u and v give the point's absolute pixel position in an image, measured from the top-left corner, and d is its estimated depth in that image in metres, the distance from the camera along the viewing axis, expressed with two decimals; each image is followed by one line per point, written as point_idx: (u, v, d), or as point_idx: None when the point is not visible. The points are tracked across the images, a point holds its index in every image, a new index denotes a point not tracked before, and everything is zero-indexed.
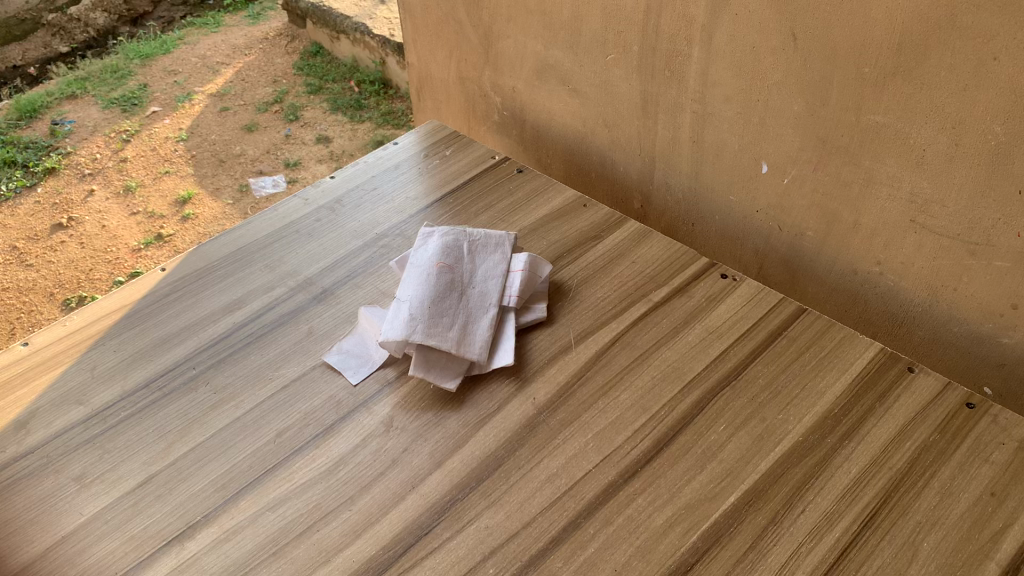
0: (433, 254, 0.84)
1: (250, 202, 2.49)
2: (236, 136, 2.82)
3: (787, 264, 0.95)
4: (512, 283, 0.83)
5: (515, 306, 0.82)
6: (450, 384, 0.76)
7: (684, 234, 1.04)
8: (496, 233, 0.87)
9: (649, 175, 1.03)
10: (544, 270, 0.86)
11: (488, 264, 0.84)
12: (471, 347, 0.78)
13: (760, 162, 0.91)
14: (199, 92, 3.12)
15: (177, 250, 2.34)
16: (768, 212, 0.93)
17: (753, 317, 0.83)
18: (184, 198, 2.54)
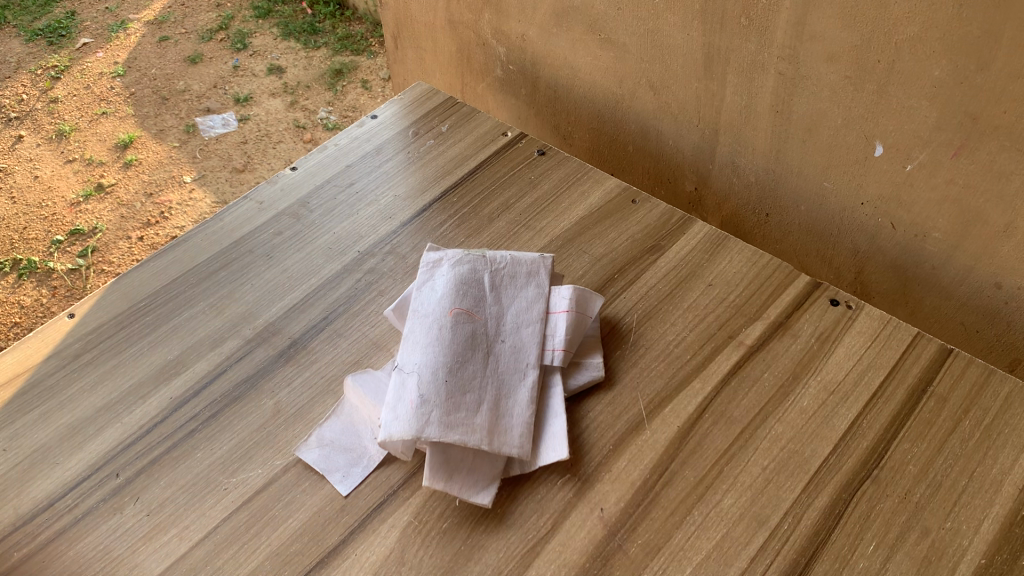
0: (444, 296, 0.61)
1: (197, 143, 2.11)
2: (180, 69, 2.41)
3: (898, 271, 0.73)
4: (554, 332, 0.60)
5: (561, 366, 0.59)
6: (483, 496, 0.53)
7: (753, 227, 0.81)
8: (525, 258, 0.64)
9: (709, 151, 0.79)
10: (595, 306, 0.63)
11: (519, 306, 0.62)
12: (508, 437, 0.55)
13: (873, 142, 0.67)
14: (134, 19, 2.75)
15: (121, 204, 1.96)
16: (878, 205, 0.71)
17: (883, 365, 0.61)
18: (124, 141, 2.13)
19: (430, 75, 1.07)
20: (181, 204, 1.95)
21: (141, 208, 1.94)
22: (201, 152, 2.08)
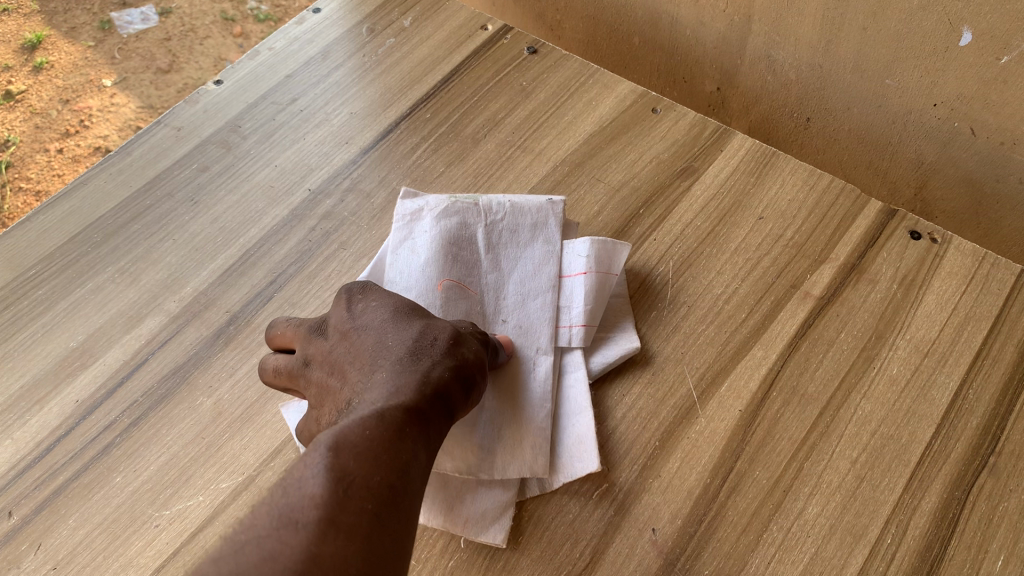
0: (427, 265, 0.48)
1: (118, 42, 1.43)
2: None
3: (970, 187, 0.60)
4: (570, 302, 0.48)
5: (580, 345, 0.47)
6: (494, 533, 0.42)
7: (790, 134, 0.68)
8: (530, 206, 0.51)
9: (737, 42, 0.65)
10: (623, 260, 0.49)
11: (524, 269, 0.49)
12: (517, 454, 0.44)
13: (958, 27, 0.53)
14: None
15: (36, 113, 1.33)
16: (956, 106, 0.57)
17: (985, 316, 0.49)
18: (32, 43, 1.42)
19: None
20: (103, 110, 1.34)
21: (58, 116, 1.33)
22: (122, 54, 1.42)
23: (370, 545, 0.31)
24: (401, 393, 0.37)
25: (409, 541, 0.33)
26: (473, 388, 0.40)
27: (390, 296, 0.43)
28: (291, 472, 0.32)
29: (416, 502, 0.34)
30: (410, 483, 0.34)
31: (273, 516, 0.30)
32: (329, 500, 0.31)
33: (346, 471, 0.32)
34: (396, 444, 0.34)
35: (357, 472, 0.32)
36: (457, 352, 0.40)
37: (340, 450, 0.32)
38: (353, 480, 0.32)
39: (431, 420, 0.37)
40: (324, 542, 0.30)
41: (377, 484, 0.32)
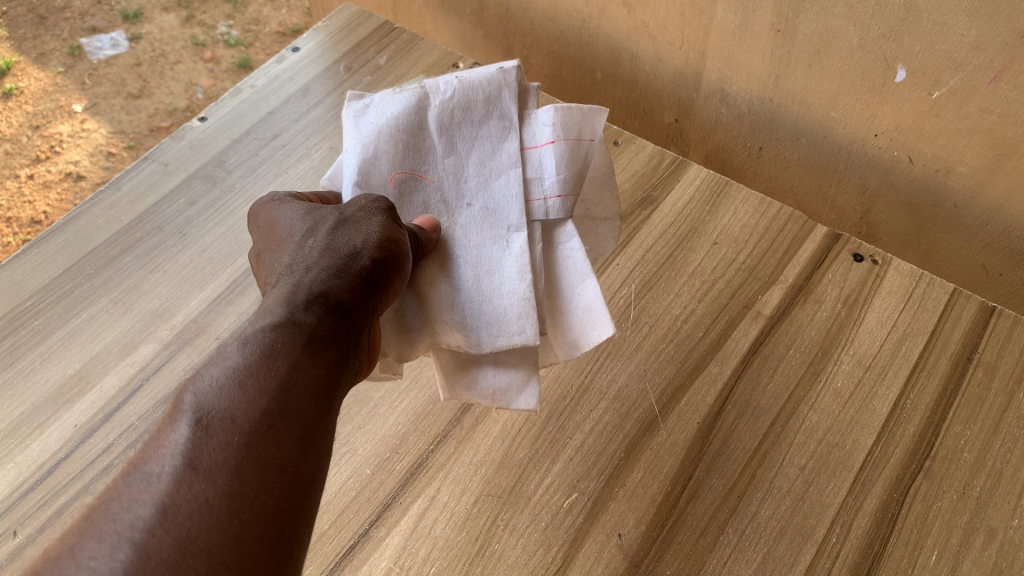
0: (374, 156, 0.46)
1: (87, 67, 1.20)
2: None
3: (911, 212, 0.65)
4: (543, 174, 0.45)
5: (557, 217, 0.45)
6: (526, 399, 0.44)
7: (743, 163, 0.72)
8: (481, 78, 0.46)
9: (693, 77, 0.69)
10: (598, 125, 0.46)
11: (483, 149, 0.46)
12: (505, 331, 0.43)
13: (894, 66, 0.58)
14: None
15: None
16: (894, 137, 0.62)
17: (921, 332, 0.53)
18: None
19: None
20: (74, 135, 1.13)
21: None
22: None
23: (241, 476, 0.30)
24: (283, 310, 0.37)
25: (303, 460, 0.32)
26: (375, 281, 0.40)
27: (286, 212, 0.44)
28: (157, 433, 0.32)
29: (315, 412, 0.34)
30: (296, 396, 0.34)
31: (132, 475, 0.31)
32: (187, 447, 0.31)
33: (204, 413, 0.32)
34: (270, 364, 0.34)
35: (215, 414, 0.32)
36: (345, 251, 0.40)
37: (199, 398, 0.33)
38: (212, 423, 0.32)
39: (323, 319, 0.37)
40: (179, 490, 0.30)
41: (242, 418, 0.32)
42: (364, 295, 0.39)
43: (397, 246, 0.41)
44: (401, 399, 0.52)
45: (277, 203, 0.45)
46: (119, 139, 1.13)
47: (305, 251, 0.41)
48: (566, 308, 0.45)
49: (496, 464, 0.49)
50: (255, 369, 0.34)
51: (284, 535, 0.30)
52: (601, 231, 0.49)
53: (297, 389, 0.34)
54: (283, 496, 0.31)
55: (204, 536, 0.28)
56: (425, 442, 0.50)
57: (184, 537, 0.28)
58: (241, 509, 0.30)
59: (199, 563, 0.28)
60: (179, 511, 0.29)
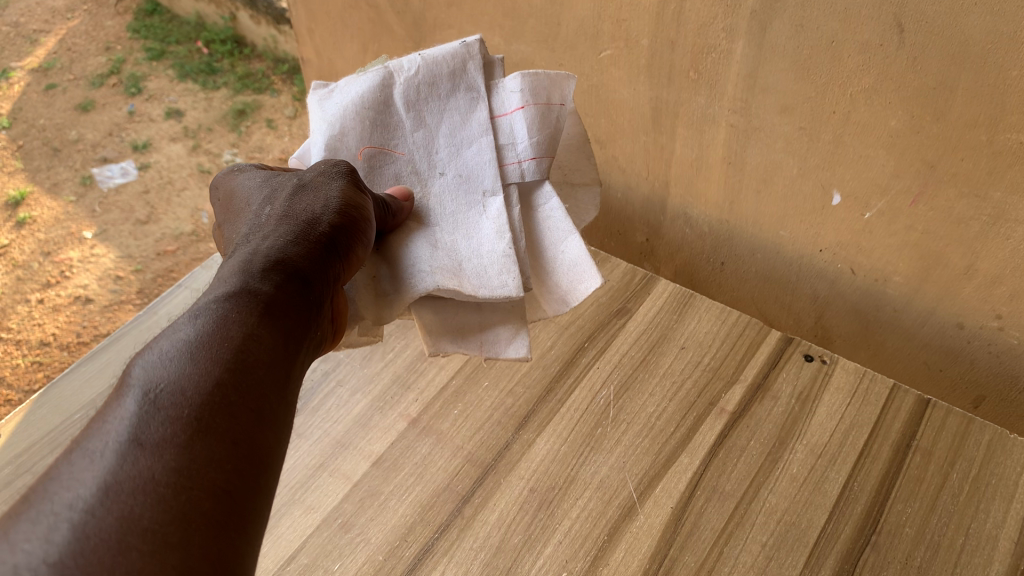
0: (341, 134, 0.56)
1: (98, 197, 1.70)
2: (71, 118, 1.94)
3: (858, 315, 0.74)
4: (515, 139, 0.56)
5: (529, 176, 0.56)
6: (518, 348, 0.56)
7: (708, 275, 0.82)
8: (447, 54, 0.57)
9: (659, 202, 0.81)
10: (566, 91, 0.57)
11: (452, 120, 0.57)
12: (491, 281, 0.52)
13: (830, 191, 0.68)
14: (17, 66, 2.17)
15: (20, 265, 1.57)
16: (836, 252, 0.71)
17: (866, 423, 0.60)
18: (17, 199, 1.71)
19: None
20: (84, 262, 1.56)
21: (39, 268, 1.55)
22: (101, 206, 1.68)
23: (189, 454, 0.34)
24: (247, 279, 0.43)
25: (252, 436, 0.36)
26: (333, 245, 0.47)
27: (255, 191, 0.52)
28: (107, 408, 0.36)
29: (265, 383, 0.39)
30: (248, 368, 0.39)
31: (78, 457, 0.34)
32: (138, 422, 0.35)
33: (155, 388, 0.36)
34: (227, 337, 0.39)
35: (163, 387, 0.36)
36: (306, 221, 0.48)
37: (152, 374, 0.37)
38: (159, 396, 0.36)
39: (283, 281, 0.44)
40: (126, 465, 0.33)
41: (190, 391, 0.36)
42: (325, 254, 0.47)
43: (354, 213, 0.49)
44: (408, 492, 0.58)
45: (244, 187, 0.53)
46: (126, 263, 1.55)
47: (270, 224, 0.48)
48: (550, 254, 0.56)
49: (494, 549, 0.55)
50: (204, 344, 0.39)
51: (228, 511, 0.34)
52: (585, 200, 0.62)
53: (248, 356, 0.39)
54: (232, 470, 0.35)
55: (147, 516, 0.31)
56: (430, 530, 0.56)
57: (127, 516, 0.31)
58: (189, 485, 0.33)
59: (141, 542, 0.31)
60: (121, 488, 0.32)
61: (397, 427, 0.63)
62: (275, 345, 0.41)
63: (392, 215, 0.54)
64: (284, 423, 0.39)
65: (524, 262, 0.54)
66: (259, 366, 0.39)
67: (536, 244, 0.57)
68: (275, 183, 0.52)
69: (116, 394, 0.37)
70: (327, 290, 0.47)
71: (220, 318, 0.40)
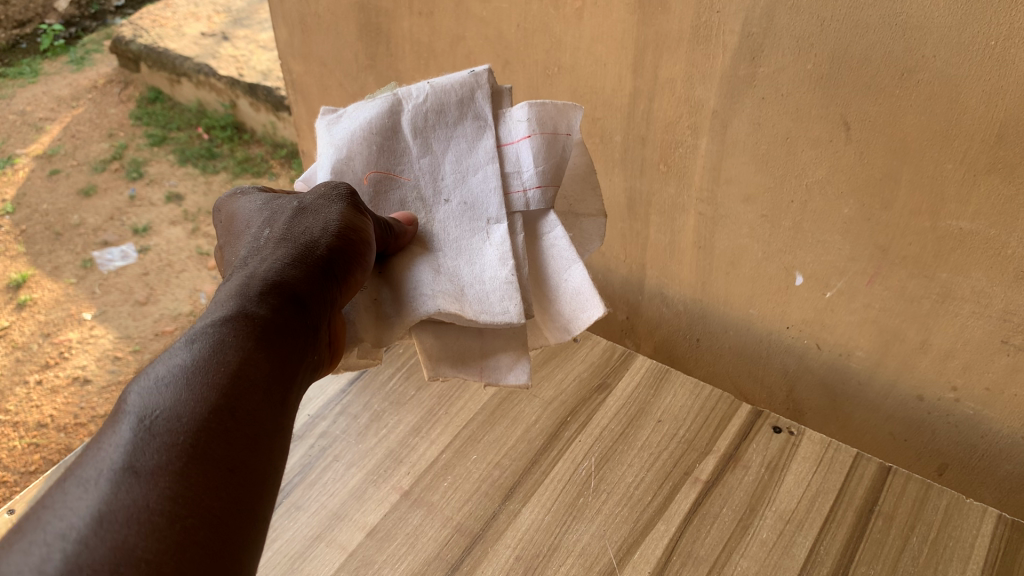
0: (348, 158, 0.57)
1: (98, 279, 1.76)
2: (73, 203, 2.01)
3: (825, 388, 0.78)
4: (520, 167, 0.56)
5: (533, 204, 0.55)
6: (519, 375, 0.56)
7: (685, 351, 0.87)
8: (455, 84, 0.57)
9: (637, 283, 0.86)
10: (573, 121, 0.56)
11: (458, 149, 0.57)
12: (492, 307, 0.53)
13: (793, 272, 0.73)
14: (22, 152, 2.25)
15: (18, 347, 1.61)
16: (802, 329, 0.76)
17: (831, 490, 0.64)
18: (18, 281, 1.76)
19: None
20: (83, 342, 1.60)
21: (38, 349, 1.59)
22: (101, 288, 1.74)
23: (181, 482, 0.35)
24: (243, 305, 0.44)
25: (246, 461, 0.38)
26: (330, 270, 0.48)
27: (255, 211, 0.53)
28: (103, 434, 0.38)
29: (258, 409, 0.40)
30: (241, 395, 0.40)
31: (74, 483, 0.35)
32: (132, 450, 0.36)
33: (150, 415, 0.38)
34: (222, 364, 0.41)
35: (159, 412, 0.38)
36: (304, 246, 0.49)
37: (148, 401, 0.38)
38: (154, 424, 0.37)
39: (278, 306, 0.45)
40: (119, 494, 0.34)
41: (184, 418, 0.38)
42: (322, 280, 0.48)
43: (351, 238, 0.50)
44: (400, 561, 0.61)
45: (246, 210, 0.53)
46: (124, 344, 1.59)
47: (268, 245, 0.49)
48: (555, 281, 0.56)
49: None
50: (200, 369, 0.40)
51: (220, 541, 0.35)
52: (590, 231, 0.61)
53: (242, 384, 0.40)
54: (224, 498, 0.36)
55: (141, 545, 0.33)
56: None
57: (121, 547, 0.33)
58: (183, 513, 0.35)
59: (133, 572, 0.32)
60: (114, 517, 0.34)
61: (390, 498, 0.66)
62: (271, 369, 0.42)
63: (396, 239, 0.55)
64: (280, 446, 0.41)
65: (526, 288, 0.55)
66: (255, 390, 0.41)
67: (542, 271, 0.57)
68: (275, 204, 0.53)
69: (112, 419, 0.38)
70: (326, 310, 0.48)
71: (218, 342, 0.42)
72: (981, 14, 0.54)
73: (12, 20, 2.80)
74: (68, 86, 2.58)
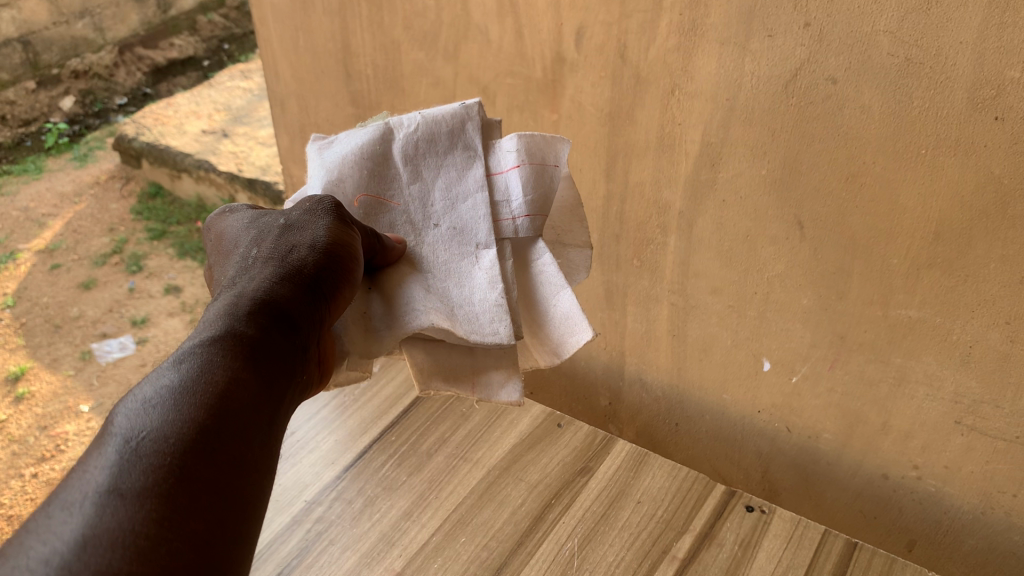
0: (339, 180, 0.58)
1: (96, 371, 1.80)
2: (72, 296, 2.07)
3: (797, 468, 0.82)
4: (510, 196, 0.57)
5: (522, 230, 0.57)
6: (511, 392, 0.58)
7: (665, 435, 0.92)
8: (446, 115, 0.59)
9: (618, 370, 0.91)
10: (560, 156, 0.59)
11: (448, 176, 0.59)
12: (482, 327, 0.54)
13: (761, 359, 0.78)
14: (25, 246, 2.31)
15: (15, 439, 1.63)
16: (772, 412, 0.81)
17: (800, 565, 0.68)
18: (17, 374, 1.80)
19: None
20: (80, 434, 1.63)
21: (35, 441, 1.62)
22: (99, 379, 1.78)
23: (166, 504, 0.35)
24: (230, 321, 0.44)
25: (235, 483, 0.38)
26: (317, 286, 0.49)
27: (243, 236, 0.54)
28: (86, 455, 0.37)
29: (246, 426, 0.40)
30: (228, 411, 0.40)
31: (57, 506, 0.35)
32: (115, 472, 0.36)
33: (135, 434, 0.37)
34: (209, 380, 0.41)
35: (146, 432, 0.37)
36: (292, 266, 0.49)
37: (132, 421, 0.38)
38: (141, 443, 0.37)
39: (267, 323, 0.45)
40: (103, 515, 0.34)
41: (169, 436, 0.37)
42: (310, 297, 0.48)
43: (338, 258, 0.51)
44: None
45: (235, 228, 0.55)
46: None
47: (256, 265, 0.50)
48: (544, 306, 0.58)
49: None
50: (189, 389, 0.40)
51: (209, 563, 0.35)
52: (576, 262, 0.64)
53: (229, 400, 0.40)
54: (211, 520, 0.36)
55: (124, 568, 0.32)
56: None
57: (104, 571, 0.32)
58: (170, 537, 0.34)
59: None
60: (98, 542, 0.33)
61: None
62: (261, 389, 0.42)
63: (382, 254, 0.57)
64: (271, 469, 0.41)
65: (517, 311, 0.56)
66: (245, 409, 0.41)
67: (534, 295, 0.59)
68: (264, 225, 0.54)
69: (97, 440, 0.38)
70: (314, 330, 0.48)
71: (207, 361, 0.42)
72: (910, 126, 0.61)
73: (18, 119, 2.92)
74: (71, 182, 2.67)
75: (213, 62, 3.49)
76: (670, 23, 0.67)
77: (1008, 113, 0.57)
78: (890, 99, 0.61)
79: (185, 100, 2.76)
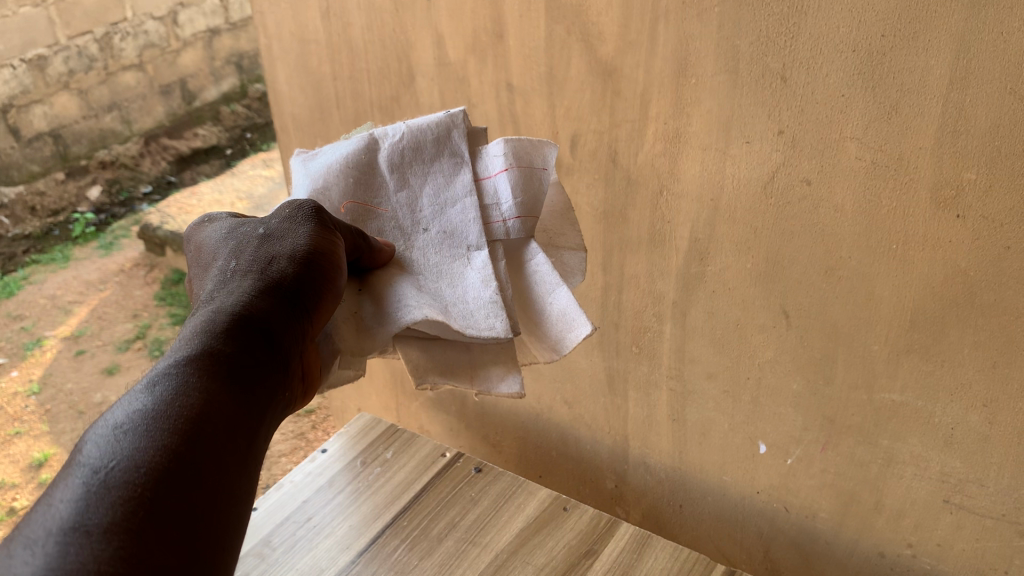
0: (325, 187, 0.59)
1: None
2: (96, 382, 2.13)
3: (798, 547, 0.85)
4: (500, 199, 0.58)
5: (511, 232, 0.58)
6: (510, 385, 0.57)
7: (670, 515, 0.94)
8: (431, 123, 0.59)
9: (622, 452, 0.94)
10: (549, 156, 0.59)
11: (436, 183, 0.59)
12: (478, 322, 0.54)
13: (757, 441, 0.82)
14: (51, 333, 2.38)
15: None
16: (770, 492, 0.84)
17: None
18: (41, 460, 1.85)
19: (366, 400, 1.24)
20: None
21: None
22: None
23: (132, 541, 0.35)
24: (204, 342, 0.44)
25: (206, 515, 0.38)
26: (294, 300, 0.49)
27: (221, 245, 0.52)
28: (52, 489, 0.37)
29: (218, 451, 0.41)
30: (198, 436, 0.40)
31: (24, 542, 0.35)
32: (80, 509, 0.36)
33: (102, 467, 0.37)
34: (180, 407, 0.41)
35: (113, 464, 0.38)
36: (270, 279, 0.49)
37: (100, 453, 0.38)
38: (108, 476, 0.37)
39: (243, 342, 0.45)
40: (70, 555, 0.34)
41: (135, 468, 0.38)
42: (287, 310, 0.48)
43: (316, 269, 0.50)
44: None
45: (211, 238, 0.53)
46: None
47: (234, 276, 0.49)
48: (540, 304, 0.58)
49: None
50: (158, 416, 0.40)
51: None
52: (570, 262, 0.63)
53: (199, 426, 0.40)
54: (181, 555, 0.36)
55: None
56: None
57: None
58: None
59: None
60: None
61: None
62: (232, 413, 0.42)
63: (369, 255, 0.56)
64: (244, 494, 0.41)
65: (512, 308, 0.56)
66: (215, 434, 0.41)
67: (527, 295, 0.59)
68: (244, 232, 0.53)
69: (65, 471, 0.38)
70: (292, 348, 0.48)
71: (177, 390, 0.42)
72: (880, 223, 0.65)
73: (46, 210, 3.03)
74: (97, 270, 2.76)
75: (237, 150, 3.58)
76: (656, 130, 0.72)
77: (967, 211, 0.61)
78: (860, 198, 0.65)
79: (210, 190, 2.90)
